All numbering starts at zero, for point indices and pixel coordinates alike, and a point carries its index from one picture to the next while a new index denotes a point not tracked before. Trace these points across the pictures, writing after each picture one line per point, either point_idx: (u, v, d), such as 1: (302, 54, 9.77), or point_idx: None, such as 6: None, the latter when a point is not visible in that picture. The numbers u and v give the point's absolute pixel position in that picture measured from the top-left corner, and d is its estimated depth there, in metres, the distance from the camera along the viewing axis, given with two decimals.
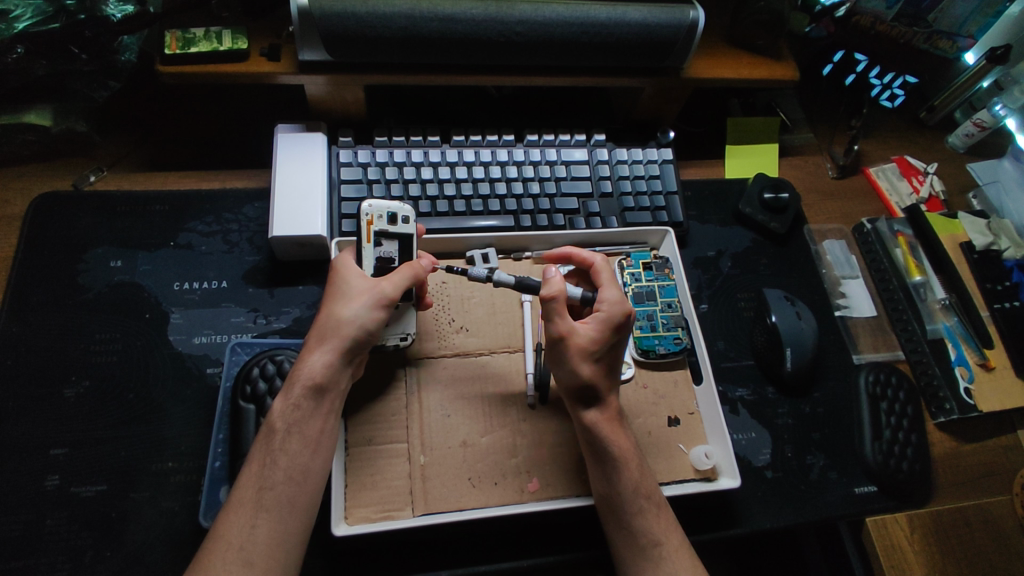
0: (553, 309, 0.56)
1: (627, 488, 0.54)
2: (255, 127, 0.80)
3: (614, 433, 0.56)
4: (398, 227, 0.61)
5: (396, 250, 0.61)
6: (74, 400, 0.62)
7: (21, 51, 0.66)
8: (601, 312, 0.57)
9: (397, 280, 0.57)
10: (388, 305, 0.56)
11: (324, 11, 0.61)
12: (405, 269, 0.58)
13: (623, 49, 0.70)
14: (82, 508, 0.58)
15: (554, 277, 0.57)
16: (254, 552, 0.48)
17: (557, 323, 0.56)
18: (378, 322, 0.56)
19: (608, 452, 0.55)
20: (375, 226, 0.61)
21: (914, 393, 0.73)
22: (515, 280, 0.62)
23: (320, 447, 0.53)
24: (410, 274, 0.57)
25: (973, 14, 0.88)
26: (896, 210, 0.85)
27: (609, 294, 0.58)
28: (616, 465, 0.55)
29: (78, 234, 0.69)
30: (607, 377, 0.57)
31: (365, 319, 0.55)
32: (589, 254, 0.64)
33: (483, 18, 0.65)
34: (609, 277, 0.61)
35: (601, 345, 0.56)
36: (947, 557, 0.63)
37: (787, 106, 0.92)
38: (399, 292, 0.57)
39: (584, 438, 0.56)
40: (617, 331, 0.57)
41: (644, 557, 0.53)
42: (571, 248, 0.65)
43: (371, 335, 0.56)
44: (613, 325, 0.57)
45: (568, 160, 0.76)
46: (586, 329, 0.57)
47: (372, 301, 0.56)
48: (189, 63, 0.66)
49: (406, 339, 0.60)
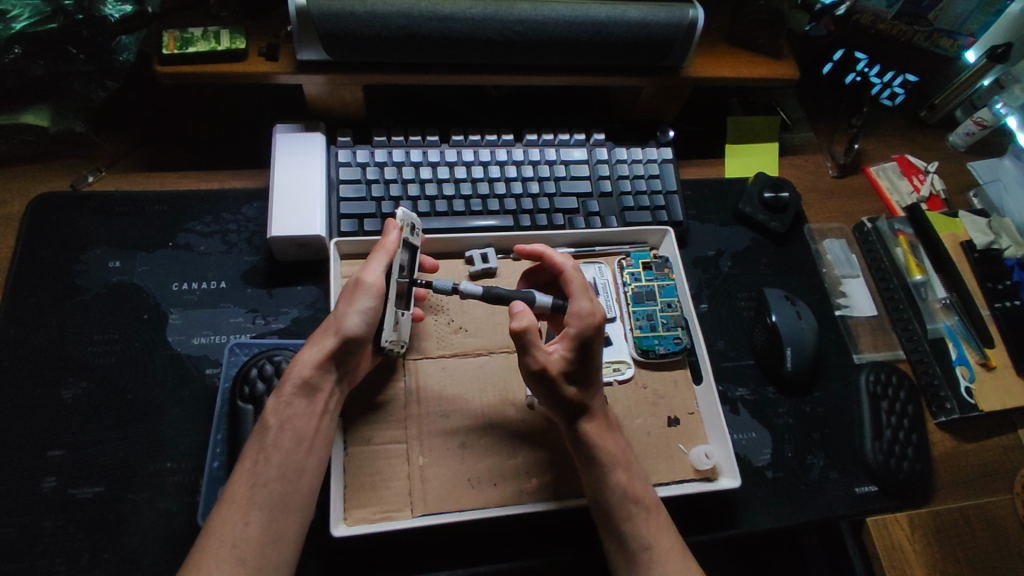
0: (529, 344, 0.54)
1: (615, 492, 0.54)
2: (254, 127, 0.80)
3: (601, 438, 0.56)
4: (410, 237, 0.61)
5: (407, 259, 0.61)
6: (73, 402, 0.62)
7: (18, 51, 0.65)
8: (573, 329, 0.56)
9: (375, 267, 0.56)
10: (375, 295, 0.56)
11: (323, 12, 0.61)
12: (378, 253, 0.57)
13: (622, 48, 0.69)
14: (81, 509, 0.58)
15: (521, 310, 0.54)
16: (247, 550, 0.47)
17: (536, 357, 0.54)
18: (377, 316, 0.56)
19: (595, 458, 0.55)
20: (404, 234, 0.60)
21: (915, 392, 0.73)
22: (483, 291, 0.61)
23: (315, 444, 0.53)
24: (382, 254, 0.57)
25: (973, 13, 0.88)
26: (896, 210, 0.85)
27: (581, 305, 0.56)
28: (603, 470, 0.55)
29: (77, 234, 0.69)
30: (591, 389, 0.57)
31: (354, 313, 0.55)
32: (562, 257, 0.62)
33: (482, 18, 0.65)
34: (580, 286, 0.59)
35: (579, 360, 0.56)
36: (948, 557, 0.63)
37: (787, 105, 0.92)
38: (382, 277, 0.56)
39: (572, 445, 0.56)
40: (590, 342, 0.56)
41: (634, 560, 0.53)
42: (545, 248, 0.63)
43: (365, 332, 0.56)
44: (584, 340, 0.55)
45: (568, 160, 0.76)
46: (562, 350, 0.56)
47: (351, 289, 0.56)
48: (187, 62, 0.66)
49: (404, 347, 0.60)
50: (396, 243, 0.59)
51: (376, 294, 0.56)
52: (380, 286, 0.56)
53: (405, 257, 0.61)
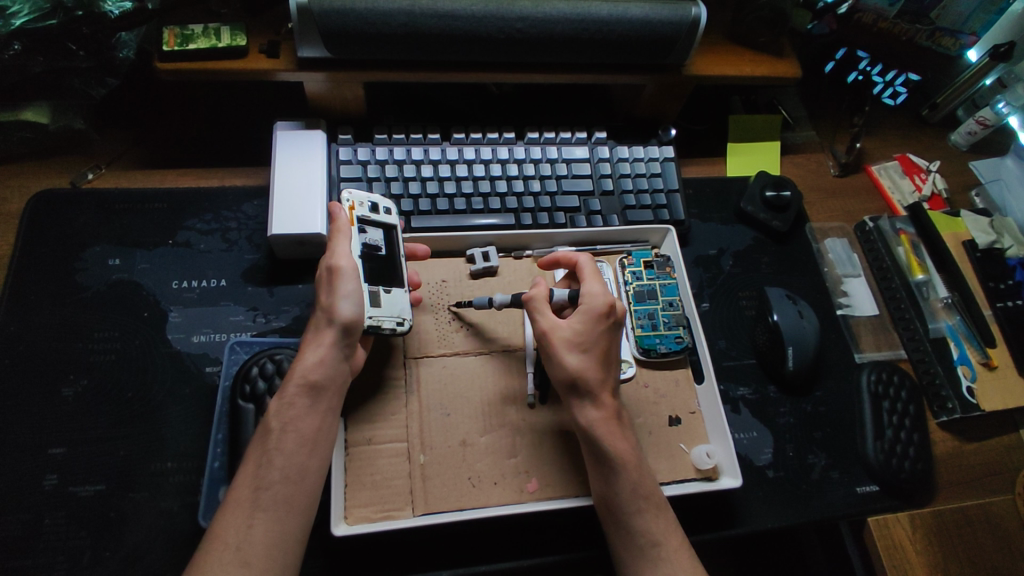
0: (532, 310, 0.59)
1: (625, 488, 0.54)
2: (255, 125, 0.80)
3: (611, 435, 0.55)
4: (380, 216, 0.61)
5: (381, 237, 0.61)
6: (73, 400, 0.62)
7: (18, 47, 0.65)
8: (585, 304, 0.58)
9: (338, 248, 0.57)
10: (354, 276, 0.56)
11: (323, 9, 0.61)
12: (339, 236, 0.58)
13: (624, 45, 0.69)
14: (81, 508, 0.58)
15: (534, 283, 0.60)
16: (251, 552, 0.47)
17: (539, 322, 0.58)
18: (359, 292, 0.56)
19: (607, 454, 0.54)
20: (356, 211, 0.60)
21: (917, 392, 0.73)
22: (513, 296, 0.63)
23: (317, 446, 0.52)
24: (346, 236, 0.58)
25: (976, 11, 0.88)
26: (898, 208, 0.85)
27: (591, 287, 0.59)
28: (614, 467, 0.54)
29: (77, 232, 0.69)
30: (599, 369, 0.56)
31: (340, 300, 0.55)
32: (576, 253, 0.64)
33: (483, 15, 0.64)
34: (592, 271, 0.62)
35: (587, 334, 0.57)
36: (950, 557, 0.63)
37: (789, 104, 0.92)
38: (347, 254, 0.57)
39: (585, 440, 0.56)
40: (603, 319, 0.58)
41: (642, 557, 0.53)
42: (557, 253, 0.65)
43: (358, 310, 0.56)
44: (596, 314, 0.57)
45: (569, 158, 0.75)
46: (571, 323, 0.57)
47: (329, 279, 0.56)
48: (187, 59, 0.65)
49: (402, 323, 0.58)
50: (348, 221, 0.58)
51: (354, 274, 0.56)
52: (353, 266, 0.57)
53: (376, 236, 0.61)
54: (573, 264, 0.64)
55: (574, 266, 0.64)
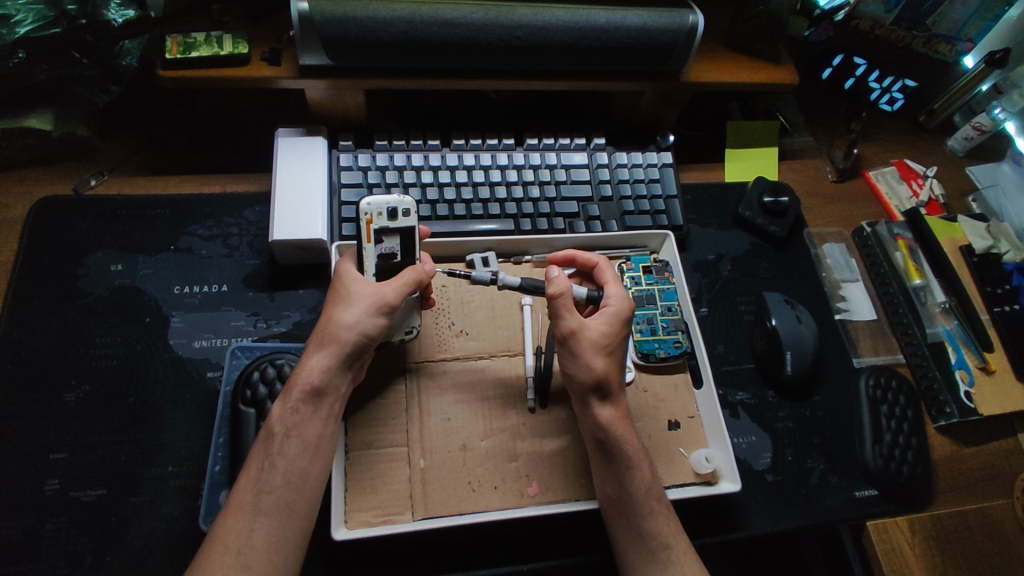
0: (558, 307, 0.57)
1: (639, 489, 0.54)
2: (255, 130, 0.80)
3: (627, 435, 0.56)
4: (398, 222, 0.60)
5: (399, 245, 0.60)
6: (74, 405, 0.62)
7: (21, 55, 0.66)
8: (610, 307, 0.60)
9: (399, 285, 0.57)
10: (387, 309, 0.56)
11: (325, 16, 0.61)
12: (411, 268, 0.58)
13: (623, 53, 0.70)
14: (82, 513, 0.58)
15: (557, 276, 0.58)
16: (252, 556, 0.48)
17: (567, 320, 0.57)
18: (378, 327, 0.56)
19: (621, 452, 0.55)
20: (375, 224, 0.59)
21: (914, 396, 0.73)
22: (520, 281, 0.63)
23: (319, 451, 0.53)
24: (413, 281, 0.57)
25: (972, 17, 0.87)
26: (896, 214, 0.85)
27: (614, 290, 0.61)
28: (629, 467, 0.55)
29: (79, 238, 0.69)
30: (618, 372, 0.58)
31: (359, 318, 0.55)
32: (593, 256, 0.66)
33: (483, 23, 0.65)
34: (613, 275, 0.64)
35: (613, 338, 0.58)
36: (947, 561, 0.63)
37: (787, 111, 0.93)
38: (401, 298, 0.57)
39: (599, 439, 0.56)
40: (624, 323, 0.59)
41: (652, 559, 0.53)
42: (574, 251, 0.66)
43: (368, 337, 0.55)
44: (622, 319, 0.59)
45: (568, 164, 0.76)
46: (600, 323, 0.58)
47: (373, 306, 0.56)
48: (189, 69, 0.66)
49: (411, 332, 0.61)
50: (368, 236, 0.59)
51: (389, 308, 0.56)
52: (395, 302, 0.56)
53: (395, 245, 0.60)
54: (594, 264, 0.65)
55: (591, 267, 0.66)
